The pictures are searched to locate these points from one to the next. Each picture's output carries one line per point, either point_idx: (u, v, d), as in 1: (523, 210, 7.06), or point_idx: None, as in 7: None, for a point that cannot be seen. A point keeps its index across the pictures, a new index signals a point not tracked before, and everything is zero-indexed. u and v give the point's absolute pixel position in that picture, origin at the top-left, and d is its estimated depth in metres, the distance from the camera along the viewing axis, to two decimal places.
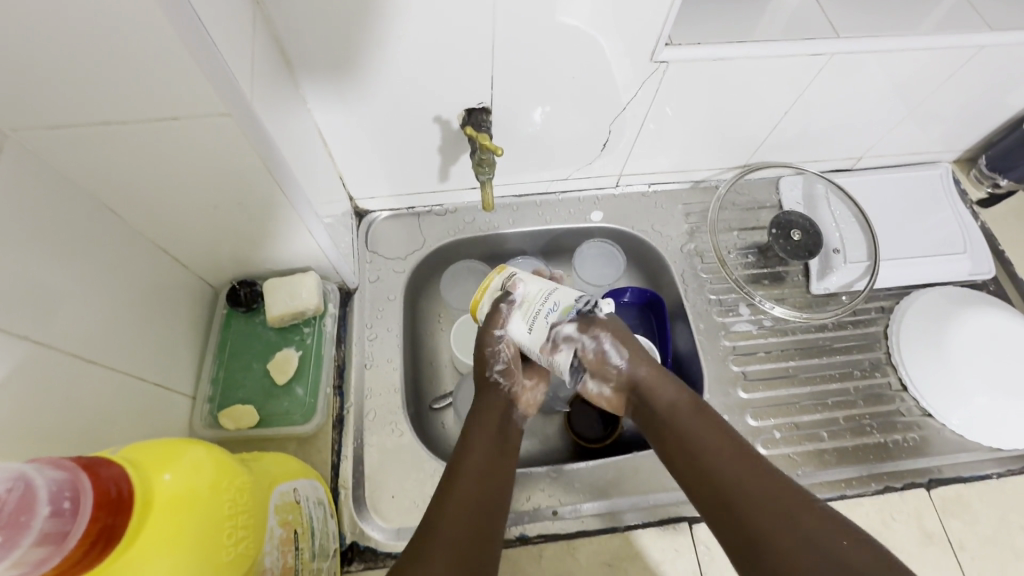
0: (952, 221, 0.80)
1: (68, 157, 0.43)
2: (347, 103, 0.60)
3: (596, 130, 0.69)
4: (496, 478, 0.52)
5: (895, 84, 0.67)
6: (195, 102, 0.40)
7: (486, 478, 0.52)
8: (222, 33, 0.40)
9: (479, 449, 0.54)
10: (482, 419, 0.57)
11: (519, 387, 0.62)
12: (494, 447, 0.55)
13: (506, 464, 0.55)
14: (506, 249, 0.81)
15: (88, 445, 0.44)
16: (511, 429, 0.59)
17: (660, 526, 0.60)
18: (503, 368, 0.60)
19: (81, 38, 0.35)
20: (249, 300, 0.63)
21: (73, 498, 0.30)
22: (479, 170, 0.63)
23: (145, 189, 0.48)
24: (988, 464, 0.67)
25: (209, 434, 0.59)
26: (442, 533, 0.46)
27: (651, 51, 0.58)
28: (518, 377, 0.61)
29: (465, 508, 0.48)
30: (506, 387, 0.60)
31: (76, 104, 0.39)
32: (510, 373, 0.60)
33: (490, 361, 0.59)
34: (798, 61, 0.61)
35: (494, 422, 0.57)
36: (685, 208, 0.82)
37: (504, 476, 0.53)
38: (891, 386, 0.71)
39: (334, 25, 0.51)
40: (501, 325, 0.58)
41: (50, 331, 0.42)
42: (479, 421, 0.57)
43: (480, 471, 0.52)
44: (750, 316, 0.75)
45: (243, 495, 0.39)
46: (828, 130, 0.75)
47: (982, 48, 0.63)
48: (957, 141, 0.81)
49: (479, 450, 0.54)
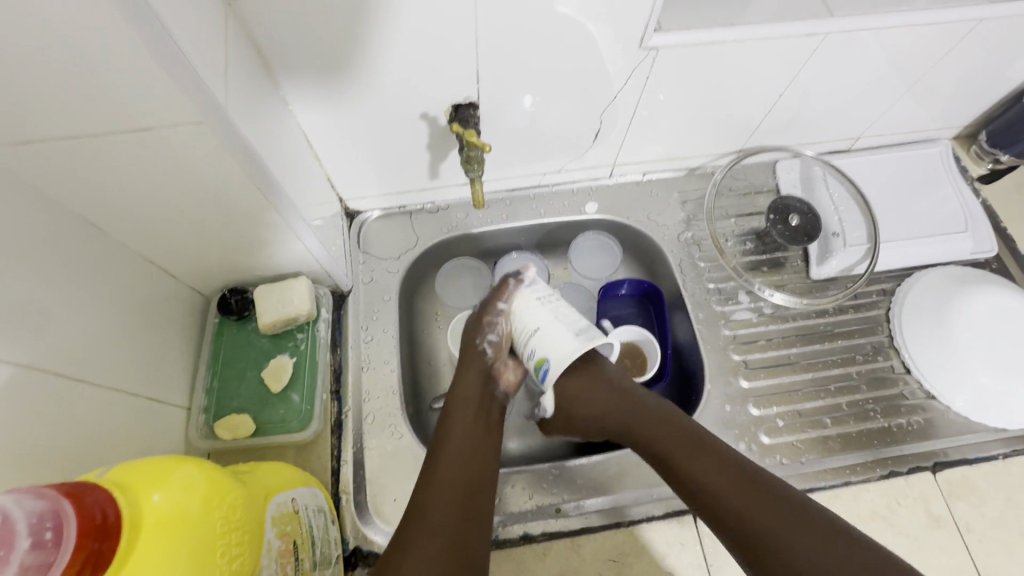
0: (953, 198, 0.78)
1: (40, 172, 0.41)
2: (330, 102, 0.58)
3: (588, 121, 0.67)
4: (479, 458, 0.53)
5: (892, 62, 0.65)
6: (169, 111, 0.39)
7: (469, 460, 0.52)
8: (192, 37, 0.39)
9: (459, 433, 0.54)
10: (460, 404, 0.57)
11: (504, 367, 0.61)
12: (472, 424, 0.55)
13: (490, 439, 0.55)
14: (500, 244, 0.80)
15: (83, 464, 0.43)
16: (493, 407, 0.58)
17: (664, 520, 0.60)
18: (496, 342, 0.60)
19: (46, 53, 0.33)
20: (241, 308, 0.63)
21: (55, 528, 0.30)
22: (468, 167, 0.62)
23: (127, 202, 0.47)
24: (993, 445, 0.66)
25: (206, 446, 0.59)
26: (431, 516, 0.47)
27: (640, 38, 0.56)
28: (506, 355, 0.61)
29: (450, 490, 0.49)
30: (490, 360, 0.60)
31: (46, 121, 0.38)
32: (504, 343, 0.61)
33: (485, 331, 0.60)
34: (791, 43, 0.59)
35: (473, 399, 0.57)
36: (680, 196, 0.80)
37: (487, 453, 0.54)
38: (894, 369, 0.71)
39: (310, 23, 0.49)
40: (507, 296, 0.61)
41: (36, 353, 0.41)
42: (458, 401, 0.57)
43: (461, 452, 0.53)
44: (750, 304, 0.74)
45: (236, 511, 0.39)
46: (825, 111, 0.73)
47: (980, 21, 0.61)
48: (957, 116, 0.79)
49: (462, 432, 0.54)
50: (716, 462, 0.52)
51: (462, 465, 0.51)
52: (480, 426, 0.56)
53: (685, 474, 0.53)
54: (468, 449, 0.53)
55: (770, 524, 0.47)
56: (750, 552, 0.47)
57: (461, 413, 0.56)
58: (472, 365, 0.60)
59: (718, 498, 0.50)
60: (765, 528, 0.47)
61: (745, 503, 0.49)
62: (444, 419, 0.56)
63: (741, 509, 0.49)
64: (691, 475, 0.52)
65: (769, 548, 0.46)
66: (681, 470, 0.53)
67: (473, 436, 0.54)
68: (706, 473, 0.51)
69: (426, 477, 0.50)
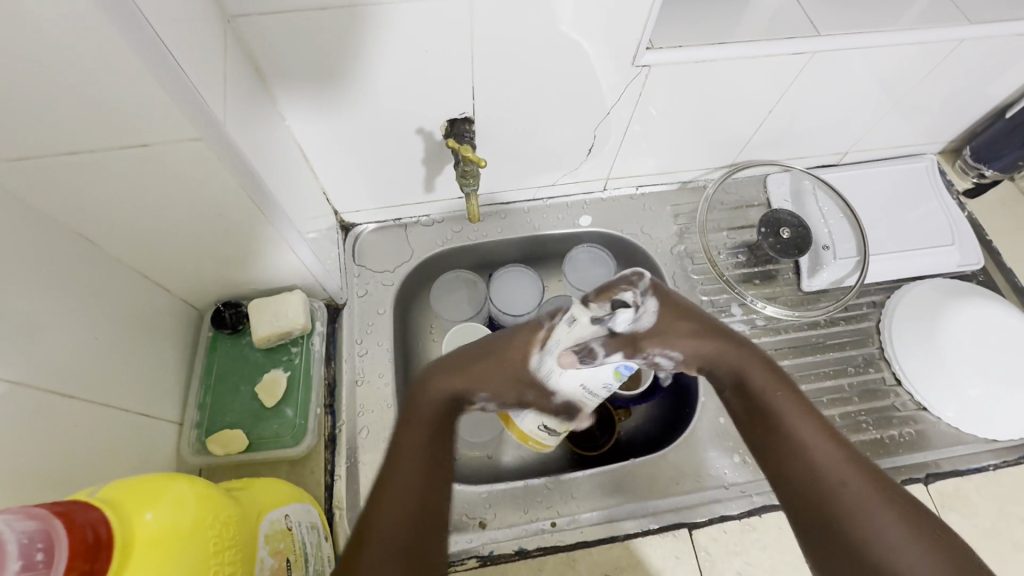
0: (939, 212, 0.80)
1: (36, 188, 0.41)
2: (325, 116, 0.59)
3: (582, 135, 0.68)
4: (439, 463, 0.45)
5: (878, 79, 0.67)
6: (166, 128, 0.39)
7: (425, 471, 0.44)
8: (190, 54, 0.39)
9: (417, 438, 0.45)
10: (418, 410, 0.47)
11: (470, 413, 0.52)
12: (425, 436, 0.46)
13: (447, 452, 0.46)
14: (494, 257, 0.81)
15: (74, 482, 0.43)
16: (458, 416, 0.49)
17: (660, 534, 0.60)
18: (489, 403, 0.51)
19: (44, 70, 0.34)
20: (235, 322, 0.62)
21: (46, 550, 0.29)
22: (463, 182, 0.62)
23: (121, 218, 0.47)
24: (984, 456, 0.67)
25: (198, 462, 0.58)
26: (376, 547, 0.40)
27: (632, 56, 0.58)
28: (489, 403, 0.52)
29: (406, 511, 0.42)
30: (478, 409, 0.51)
31: (43, 137, 0.38)
32: (545, 397, 0.49)
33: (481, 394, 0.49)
34: (780, 61, 0.61)
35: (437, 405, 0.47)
36: (673, 209, 0.81)
37: (444, 469, 0.45)
38: (885, 381, 0.71)
39: (306, 36, 0.49)
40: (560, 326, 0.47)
41: (28, 369, 0.40)
42: (418, 404, 0.47)
43: (419, 457, 0.44)
44: (742, 316, 0.75)
45: (228, 530, 0.39)
46: (814, 127, 0.75)
47: (962, 41, 0.63)
48: (942, 132, 0.81)
49: (416, 447, 0.45)
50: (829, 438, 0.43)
51: (416, 476, 0.43)
52: (435, 437, 0.46)
53: (774, 426, 0.45)
54: (422, 466, 0.44)
55: (875, 518, 0.39)
56: (825, 523, 0.41)
57: (419, 421, 0.47)
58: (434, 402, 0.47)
59: (803, 471, 0.42)
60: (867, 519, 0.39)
61: (838, 476, 0.41)
62: (397, 433, 0.46)
63: (848, 493, 0.41)
64: (784, 431, 0.44)
65: (840, 529, 0.40)
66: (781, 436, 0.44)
67: (428, 449, 0.45)
68: (819, 447, 0.43)
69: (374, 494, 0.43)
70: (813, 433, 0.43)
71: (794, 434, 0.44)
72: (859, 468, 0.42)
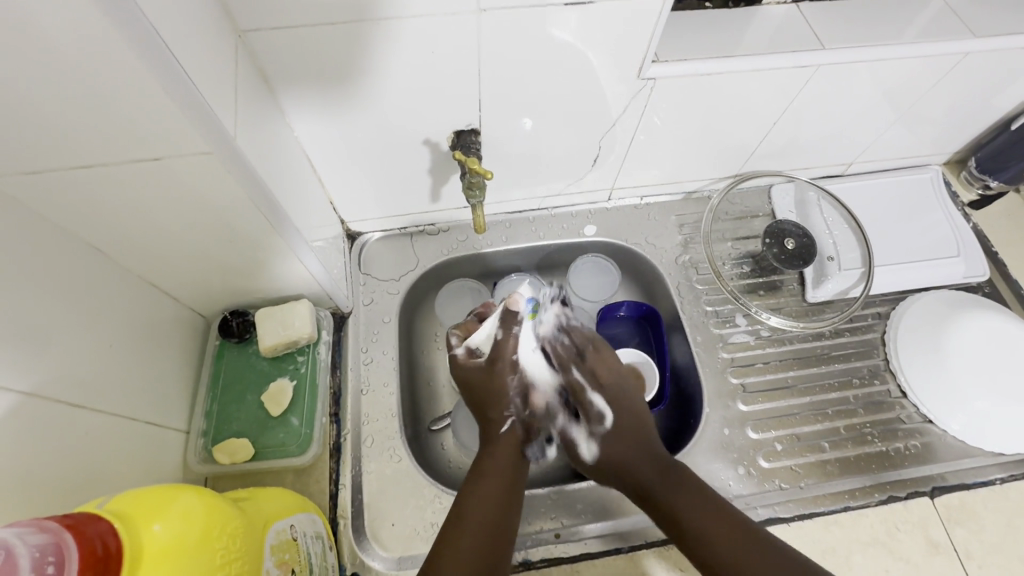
0: (945, 223, 0.80)
1: (50, 201, 0.42)
2: (334, 128, 0.59)
3: (586, 147, 0.69)
4: (516, 485, 0.52)
5: (883, 91, 0.67)
6: (178, 142, 0.40)
7: (509, 484, 0.52)
8: (202, 69, 0.40)
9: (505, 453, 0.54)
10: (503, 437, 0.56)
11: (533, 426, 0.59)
12: (503, 475, 0.52)
13: (517, 495, 0.52)
14: (499, 266, 0.81)
15: (83, 491, 0.43)
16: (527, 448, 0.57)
17: (664, 546, 0.60)
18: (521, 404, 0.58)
19: (61, 87, 0.34)
20: (242, 330, 0.63)
21: (57, 563, 0.29)
22: (469, 193, 0.63)
23: (133, 229, 0.47)
24: (992, 470, 0.66)
25: (204, 470, 0.58)
26: (458, 556, 0.44)
27: (638, 68, 0.58)
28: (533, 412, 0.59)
29: (489, 512, 0.49)
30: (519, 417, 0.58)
31: (57, 151, 0.38)
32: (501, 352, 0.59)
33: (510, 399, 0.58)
34: (785, 73, 0.61)
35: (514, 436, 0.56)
36: (678, 219, 0.81)
37: (514, 505, 0.51)
38: (890, 393, 0.71)
39: (317, 51, 0.50)
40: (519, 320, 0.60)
41: (40, 379, 0.41)
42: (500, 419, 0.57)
43: (505, 469, 0.53)
44: (747, 327, 0.75)
45: (235, 541, 0.39)
46: (818, 138, 0.75)
47: (966, 54, 0.63)
48: (947, 143, 0.81)
49: (495, 482, 0.51)
50: (703, 496, 0.52)
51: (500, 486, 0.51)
52: (513, 477, 0.53)
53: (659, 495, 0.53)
54: (500, 500, 0.50)
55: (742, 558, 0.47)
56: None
57: (501, 459, 0.54)
58: (499, 437, 0.56)
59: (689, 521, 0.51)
60: (728, 556, 0.47)
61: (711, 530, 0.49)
62: (477, 470, 0.53)
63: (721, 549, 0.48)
64: (665, 499, 0.53)
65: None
66: (665, 504, 0.53)
67: (506, 489, 0.51)
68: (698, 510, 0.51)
69: (456, 512, 0.48)
70: (685, 498, 0.52)
71: (672, 505, 0.52)
72: (729, 524, 0.49)
